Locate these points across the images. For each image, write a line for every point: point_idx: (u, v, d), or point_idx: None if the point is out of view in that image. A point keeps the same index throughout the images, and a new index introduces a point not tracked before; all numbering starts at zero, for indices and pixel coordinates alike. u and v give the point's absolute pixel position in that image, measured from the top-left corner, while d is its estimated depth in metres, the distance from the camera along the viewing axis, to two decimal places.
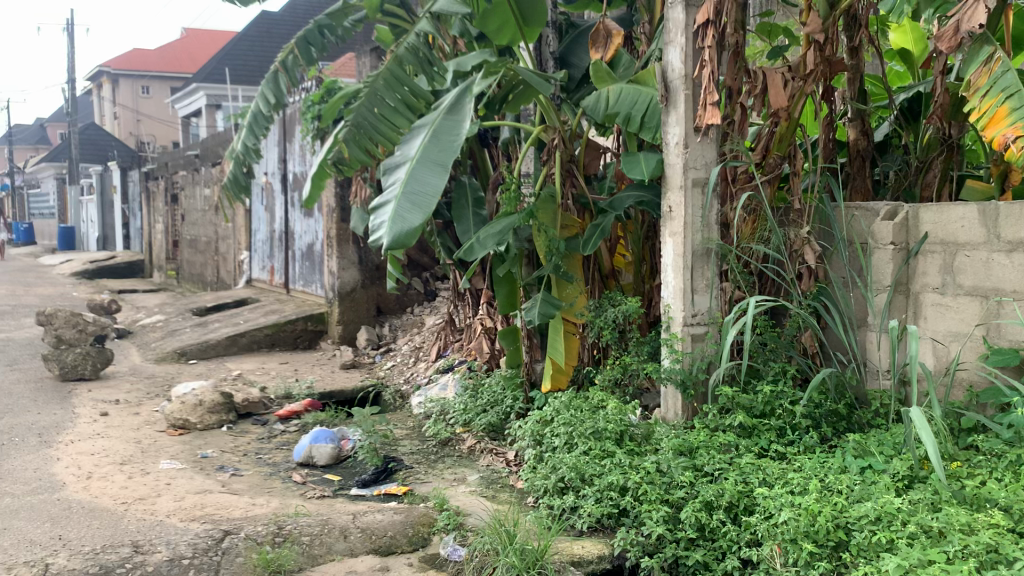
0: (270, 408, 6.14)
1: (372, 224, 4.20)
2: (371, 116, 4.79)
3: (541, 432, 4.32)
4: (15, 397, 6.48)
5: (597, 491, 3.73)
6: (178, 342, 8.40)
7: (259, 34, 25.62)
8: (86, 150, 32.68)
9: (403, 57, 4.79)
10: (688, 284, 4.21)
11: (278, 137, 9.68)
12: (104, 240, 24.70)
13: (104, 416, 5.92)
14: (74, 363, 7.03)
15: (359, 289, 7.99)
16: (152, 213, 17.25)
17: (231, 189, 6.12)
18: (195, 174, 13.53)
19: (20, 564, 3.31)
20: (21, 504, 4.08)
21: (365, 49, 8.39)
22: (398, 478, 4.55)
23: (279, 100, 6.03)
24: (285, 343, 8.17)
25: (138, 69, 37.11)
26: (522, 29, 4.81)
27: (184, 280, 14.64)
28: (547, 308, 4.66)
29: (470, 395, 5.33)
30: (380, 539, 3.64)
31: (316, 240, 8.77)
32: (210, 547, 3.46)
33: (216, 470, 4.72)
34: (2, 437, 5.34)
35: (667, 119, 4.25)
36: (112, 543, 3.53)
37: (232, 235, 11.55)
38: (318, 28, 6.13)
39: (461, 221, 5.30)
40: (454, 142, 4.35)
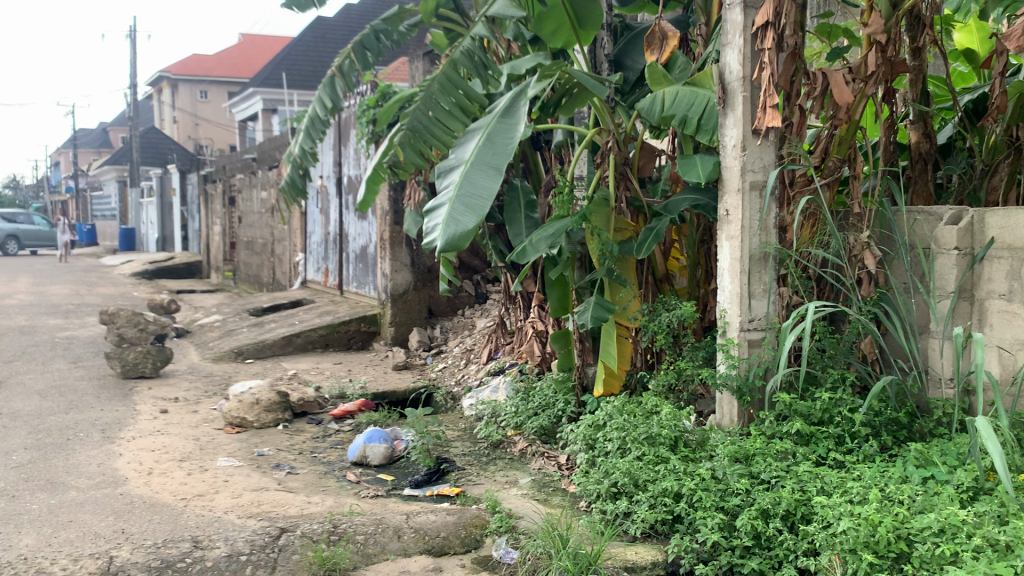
0: (324, 407, 6.21)
1: (426, 227, 4.23)
2: (425, 119, 4.81)
3: (594, 436, 4.31)
4: (79, 393, 6.66)
5: (651, 497, 3.70)
6: (235, 342, 8.56)
7: (314, 40, 26.03)
8: (146, 153, 33.51)
9: (458, 61, 4.81)
10: (745, 288, 4.16)
11: (333, 141, 9.80)
12: (163, 241, 25.30)
13: (163, 413, 6.05)
14: (135, 361, 7.20)
15: (411, 291, 8.06)
16: (210, 216, 17.61)
17: (288, 193, 6.16)
18: (252, 177, 13.78)
19: (85, 556, 3.40)
20: (85, 498, 4.19)
21: (418, 54, 8.47)
22: (450, 480, 4.57)
23: (336, 104, 6.05)
24: (339, 344, 8.27)
25: (197, 75, 37.94)
26: (577, 33, 4.80)
27: (240, 281, 14.92)
28: (600, 312, 4.61)
29: (521, 398, 5.33)
30: (433, 540, 3.66)
31: (369, 242, 8.87)
32: (267, 544, 3.51)
33: (272, 467, 4.80)
34: (67, 432, 5.49)
35: (725, 121, 4.20)
36: (173, 538, 3.61)
37: (287, 238, 11.74)
38: (373, 33, 6.25)
39: (512, 224, 5.29)
40: (508, 145, 4.35)
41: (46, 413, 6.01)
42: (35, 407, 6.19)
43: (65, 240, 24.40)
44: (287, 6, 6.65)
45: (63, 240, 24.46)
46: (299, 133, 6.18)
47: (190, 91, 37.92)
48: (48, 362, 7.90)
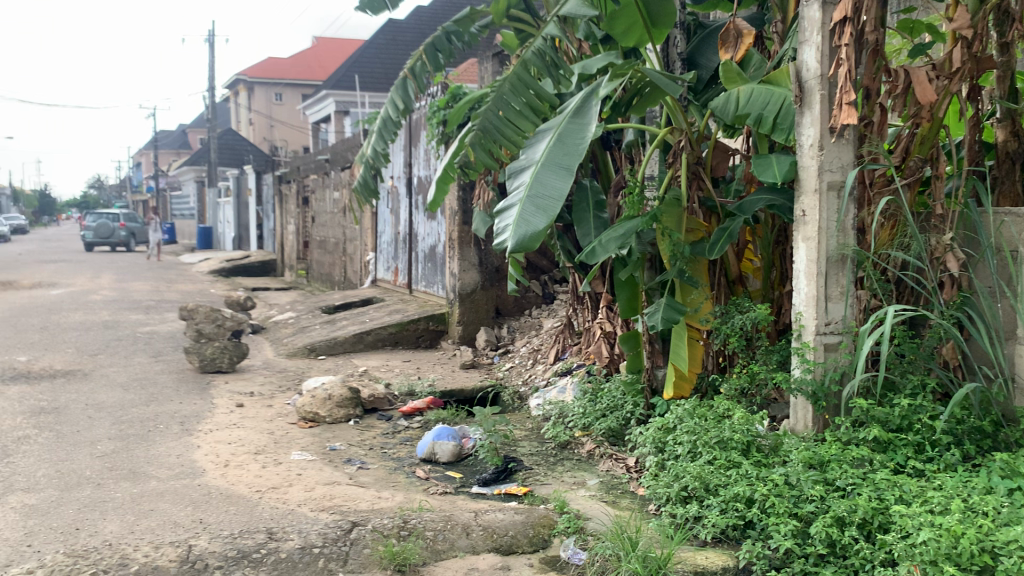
0: (394, 404, 6.28)
1: (497, 227, 4.25)
2: (495, 119, 4.83)
3: (663, 439, 4.27)
4: (160, 386, 6.89)
5: (722, 501, 3.64)
6: (308, 338, 8.74)
7: (386, 42, 26.42)
8: (223, 154, 34.43)
9: (529, 61, 4.81)
10: (821, 291, 4.07)
11: (404, 142, 9.92)
12: (239, 240, 25.95)
13: (239, 407, 6.21)
14: (212, 356, 7.44)
15: (478, 291, 8.09)
16: (284, 215, 18.00)
17: (361, 193, 6.24)
18: (325, 177, 14.05)
19: (166, 544, 3.51)
20: (166, 488, 4.33)
21: (487, 55, 8.51)
22: (517, 479, 4.57)
23: (407, 106, 6.15)
24: (408, 342, 8.36)
25: (272, 78, 38.86)
26: (650, 31, 4.74)
27: (313, 279, 15.21)
28: (671, 313, 4.55)
29: (589, 399, 5.32)
30: (501, 538, 3.67)
31: (438, 242, 8.95)
32: (339, 538, 3.57)
33: (343, 462, 4.88)
34: (148, 424, 5.68)
35: (801, 120, 4.11)
36: (249, 529, 3.70)
37: (359, 237, 11.94)
38: (444, 34, 6.25)
39: (582, 224, 5.25)
40: (579, 145, 4.33)
41: (129, 405, 6.23)
42: (118, 399, 6.42)
43: (152, 239, 25.30)
44: (361, 9, 6.75)
45: (150, 239, 25.33)
46: (372, 135, 6.28)
47: (265, 94, 38.89)
48: (130, 356, 8.18)
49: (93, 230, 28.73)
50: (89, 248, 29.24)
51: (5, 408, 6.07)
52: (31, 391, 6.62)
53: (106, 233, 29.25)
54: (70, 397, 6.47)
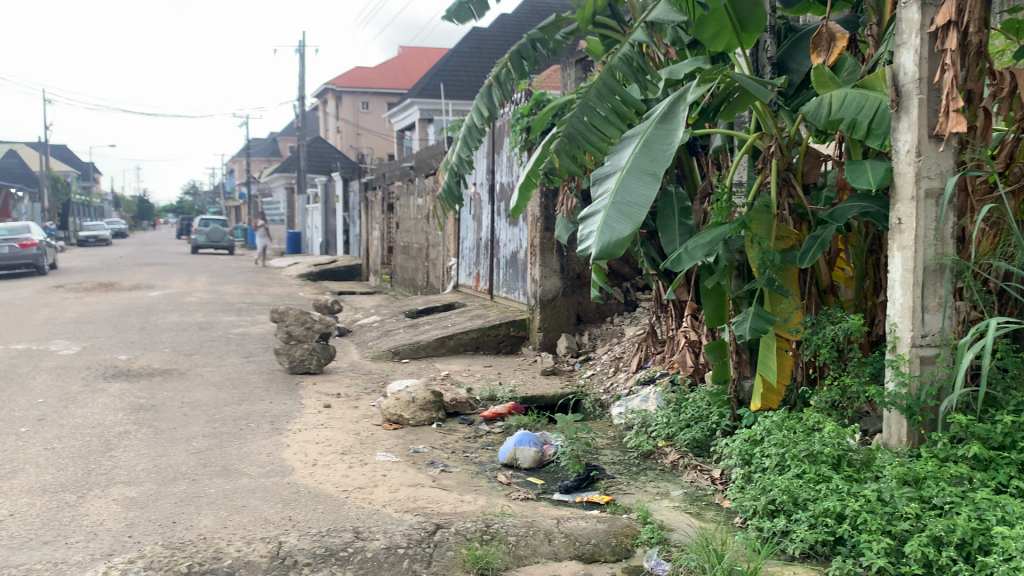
0: (476, 409, 6.32)
1: (581, 233, 4.25)
2: (580, 125, 4.82)
3: (751, 451, 4.19)
4: (251, 386, 7.11)
5: (811, 516, 3.55)
6: (392, 342, 8.89)
7: (470, 50, 26.75)
8: (311, 161, 35.36)
9: (617, 68, 4.79)
10: (918, 302, 3.92)
11: (488, 149, 10.00)
12: (325, 245, 26.59)
13: (326, 408, 6.36)
14: (301, 357, 7.64)
15: (559, 297, 8.07)
16: (369, 221, 18.36)
17: (446, 199, 6.29)
18: (409, 184, 14.30)
19: (258, 540, 3.62)
20: (256, 485, 4.46)
21: (570, 61, 8.52)
22: (600, 487, 4.54)
23: (492, 113, 6.19)
24: (489, 347, 8.42)
25: (359, 87, 39.78)
26: (739, 35, 4.66)
27: (396, 284, 15.47)
28: (759, 323, 4.46)
29: (673, 408, 5.26)
30: (583, 546, 3.64)
31: (520, 248, 8.98)
32: (424, 539, 3.62)
33: (426, 464, 4.95)
34: (239, 423, 5.86)
35: (898, 125, 3.97)
36: (336, 527, 3.78)
37: (441, 243, 12.08)
38: (530, 41, 6.27)
39: (666, 231, 5.19)
40: (666, 151, 4.29)
41: (223, 403, 6.45)
42: (212, 398, 6.64)
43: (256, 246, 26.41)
44: (448, 18, 6.83)
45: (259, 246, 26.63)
46: (457, 143, 6.35)
47: (352, 102, 39.82)
48: (223, 356, 8.46)
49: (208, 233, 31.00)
50: (196, 251, 31.09)
51: (108, 403, 6.36)
52: (132, 389, 6.91)
53: (217, 236, 31.32)
54: (167, 394, 6.73)
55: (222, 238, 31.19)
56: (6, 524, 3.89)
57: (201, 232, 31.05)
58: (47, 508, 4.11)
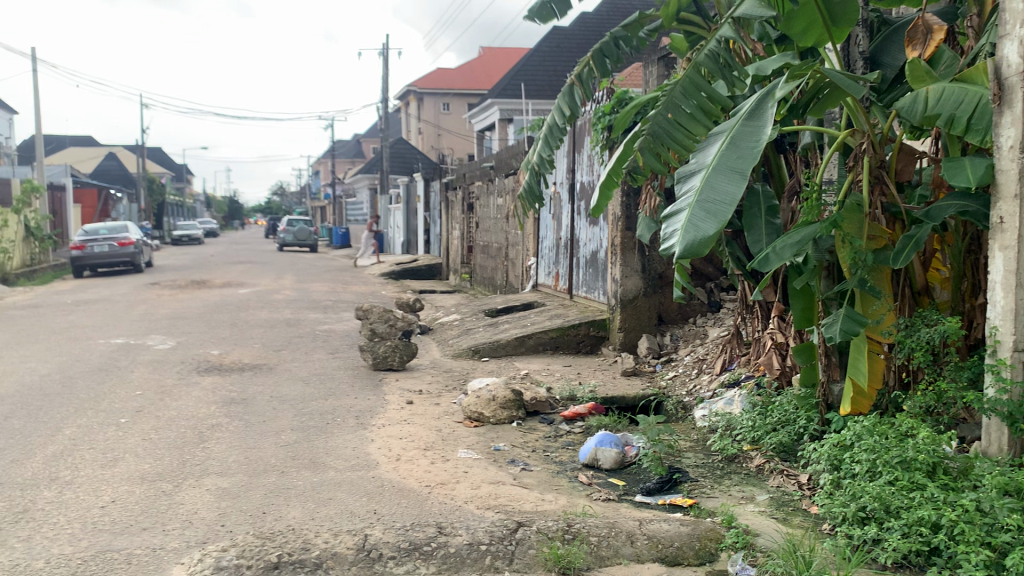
0: (556, 408, 6.30)
1: (665, 232, 4.20)
2: (665, 122, 4.77)
3: (840, 457, 4.06)
4: (337, 382, 7.27)
5: (904, 525, 3.43)
6: (473, 340, 8.97)
7: (551, 49, 26.76)
8: (394, 162, 35.96)
9: (704, 64, 4.72)
10: (1021, 304, 3.76)
11: (568, 148, 10.00)
12: (407, 244, 27.00)
13: (409, 404, 6.46)
14: (384, 354, 7.77)
15: (640, 297, 7.99)
16: (450, 221, 18.55)
17: (526, 198, 6.26)
18: (489, 184, 14.41)
19: (344, 532, 3.70)
20: (342, 478, 4.57)
21: (652, 59, 8.44)
22: (683, 490, 4.48)
23: (574, 112, 6.15)
24: (569, 347, 8.41)
25: (440, 88, 40.28)
26: (830, 30, 4.54)
27: (476, 283, 15.59)
28: (850, 325, 4.32)
29: (759, 412, 5.16)
30: (666, 549, 3.60)
31: (600, 247, 8.93)
32: (505, 537, 3.64)
33: (507, 462, 4.97)
34: (325, 417, 6.00)
35: (1000, 120, 3.81)
36: (419, 522, 3.84)
37: (521, 242, 12.11)
38: (613, 40, 6.24)
39: (753, 230, 5.07)
40: (754, 149, 4.21)
41: (310, 398, 6.62)
42: (299, 392, 6.82)
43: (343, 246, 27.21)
44: (530, 18, 6.85)
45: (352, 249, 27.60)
46: (538, 142, 6.32)
47: (433, 104, 40.39)
48: (310, 352, 8.67)
49: (294, 234, 32.68)
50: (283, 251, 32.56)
51: (202, 396, 6.60)
52: (223, 382, 7.15)
53: (304, 236, 32.71)
54: (257, 388, 6.94)
55: (307, 237, 32.56)
56: (109, 510, 4.08)
57: (288, 233, 32.82)
58: (146, 496, 4.29)
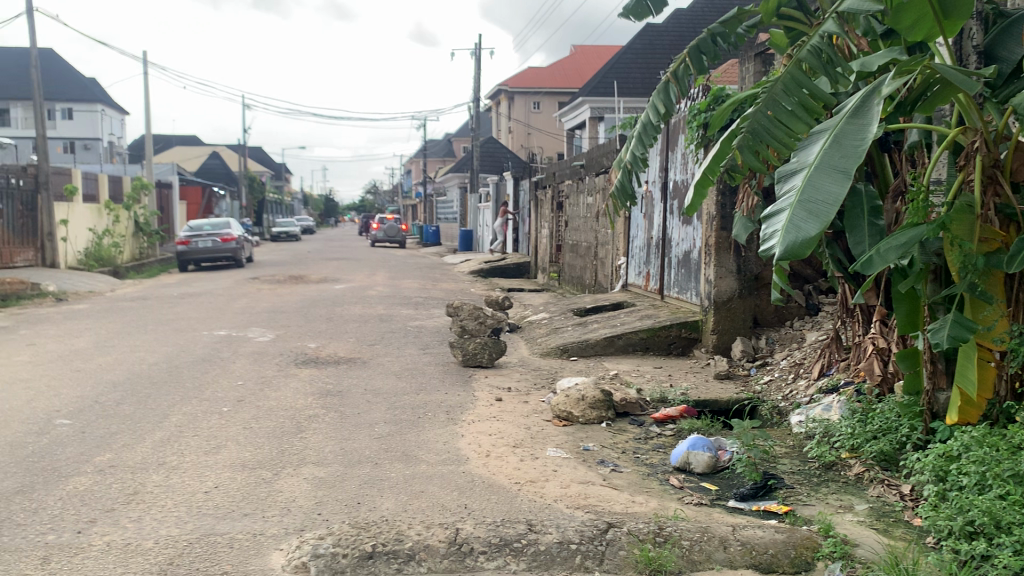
0: (646, 410, 6.24)
1: (765, 232, 4.11)
2: (764, 119, 4.66)
3: (946, 468, 3.91)
4: (428, 377, 7.38)
5: (1016, 541, 3.26)
6: (562, 339, 8.98)
7: (643, 47, 26.34)
8: (484, 161, 36.27)
9: (806, 60, 4.62)
10: None
11: (662, 147, 9.90)
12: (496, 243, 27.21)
13: (498, 401, 6.51)
14: (474, 351, 7.84)
15: (735, 299, 7.85)
16: (539, 219, 18.59)
17: (619, 198, 6.19)
18: (579, 183, 14.40)
19: (436, 525, 3.76)
20: (434, 471, 4.64)
21: (749, 55, 8.28)
22: (778, 497, 4.39)
23: (669, 110, 6.06)
24: (659, 348, 8.31)
25: (531, 87, 40.44)
26: (942, 24, 4.32)
27: (564, 282, 15.60)
28: (959, 331, 4.14)
29: (858, 419, 5.00)
30: (760, 556, 3.52)
31: (694, 247, 8.79)
32: (596, 537, 3.63)
33: (597, 463, 4.95)
34: (417, 411, 6.10)
35: None
36: (510, 519, 3.86)
37: (611, 242, 12.05)
38: (710, 36, 6.15)
39: (855, 231, 4.89)
40: (859, 147, 4.08)
41: (402, 392, 6.75)
42: (392, 386, 6.95)
43: None
44: (625, 15, 6.80)
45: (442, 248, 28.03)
46: (631, 141, 6.24)
47: (524, 103, 40.67)
48: (402, 347, 8.83)
49: (385, 232, 33.68)
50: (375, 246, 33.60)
51: (299, 388, 6.79)
52: (320, 375, 7.35)
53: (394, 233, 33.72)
54: (351, 381, 7.11)
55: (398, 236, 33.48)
56: (212, 495, 4.24)
57: (379, 232, 33.76)
58: (247, 483, 4.44)
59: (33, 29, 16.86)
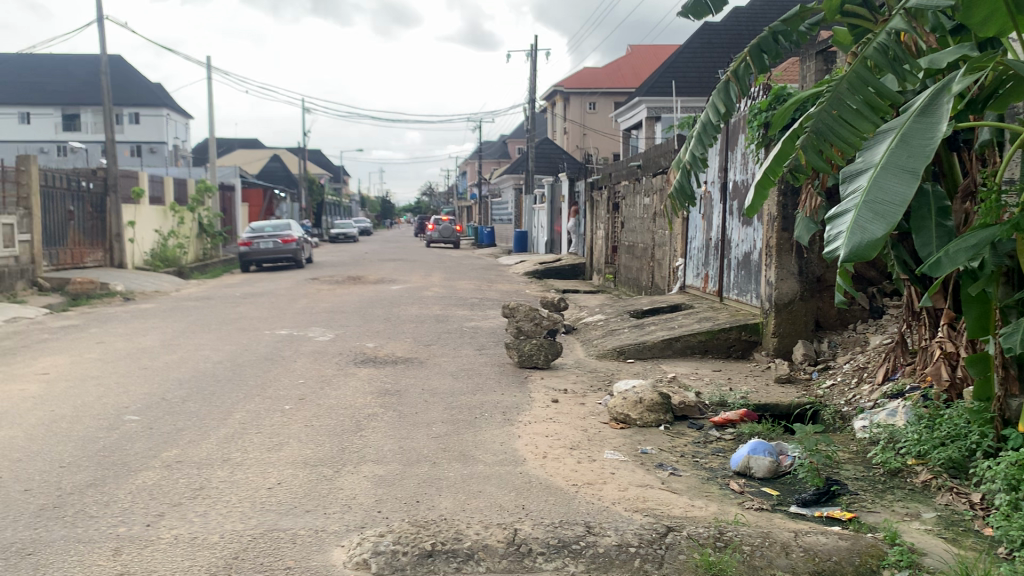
0: (705, 413, 6.17)
1: (830, 234, 4.04)
2: (828, 118, 4.58)
3: (1020, 478, 3.79)
4: (484, 377, 7.42)
5: None
6: (618, 341, 8.94)
7: (701, 45, 26.09)
8: (539, 162, 36.30)
9: (871, 57, 4.53)
10: None
11: (721, 147, 9.80)
12: (550, 244, 27.20)
13: (555, 402, 6.51)
14: (530, 352, 7.86)
15: (797, 301, 7.71)
16: (595, 220, 18.54)
17: (678, 199, 6.12)
18: (636, 184, 14.32)
19: (494, 525, 3.77)
20: (492, 471, 4.66)
21: (810, 53, 8.15)
22: (841, 503, 4.30)
23: (729, 109, 5.97)
24: (718, 351, 8.22)
25: (587, 88, 40.39)
26: (1016, 19, 4.19)
27: (620, 283, 15.53)
28: None
29: (925, 425, 4.87)
30: (824, 562, 3.45)
31: (754, 249, 8.67)
32: (655, 540, 3.60)
33: (655, 466, 4.92)
34: (475, 411, 6.13)
35: None
36: (568, 520, 3.86)
37: (668, 243, 11.96)
38: (772, 35, 6.08)
39: (921, 233, 4.78)
40: (928, 146, 3.98)
41: (459, 392, 6.79)
42: (449, 387, 7.00)
43: None
44: (685, 14, 6.76)
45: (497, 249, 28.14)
46: (691, 140, 6.18)
47: (580, 103, 40.68)
48: (458, 348, 8.89)
49: (439, 233, 33.96)
50: (430, 246, 33.92)
51: (358, 387, 6.89)
52: (378, 374, 7.44)
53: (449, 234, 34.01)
54: (409, 381, 7.19)
55: (452, 236, 33.77)
56: (275, 491, 4.33)
57: (434, 232, 34.06)
58: (308, 479, 4.52)
59: (104, 38, 17.42)
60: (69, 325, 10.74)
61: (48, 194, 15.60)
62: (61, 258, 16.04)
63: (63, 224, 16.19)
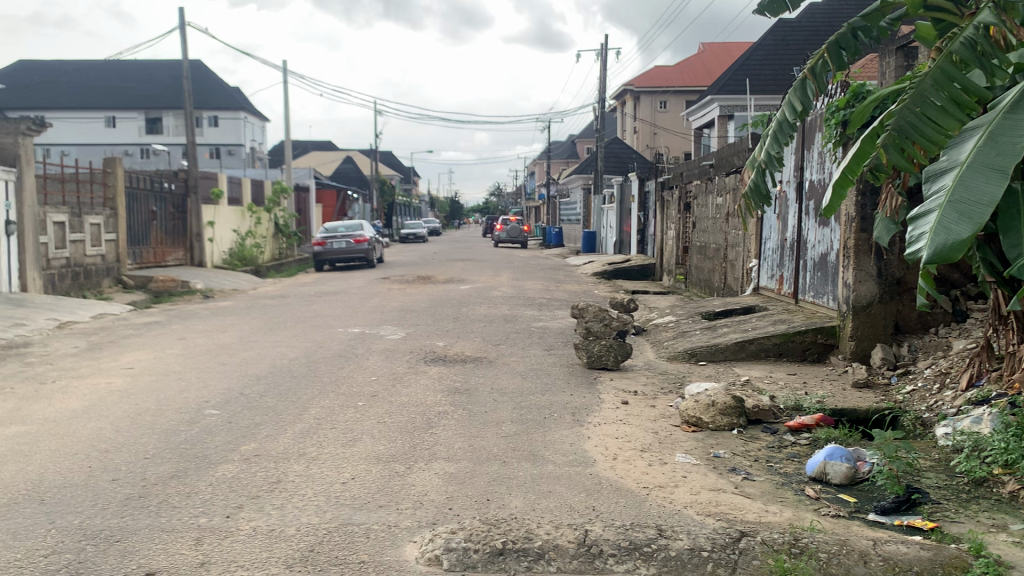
0: (780, 417, 6.06)
1: (912, 234, 3.91)
2: (911, 116, 4.46)
3: None
4: (554, 378, 7.42)
5: None
6: (690, 342, 8.84)
7: (776, 42, 25.64)
8: (608, 162, 36.13)
9: (957, 52, 4.37)
10: None
11: (797, 146, 9.62)
12: (619, 244, 27.05)
13: (625, 404, 6.48)
14: (599, 353, 7.83)
15: (876, 303, 7.51)
16: (665, 221, 18.38)
17: (753, 198, 6.01)
18: (708, 184, 14.15)
19: (565, 525, 3.78)
20: (562, 472, 4.67)
21: (890, 48, 7.93)
22: (923, 512, 4.18)
23: (806, 107, 5.82)
24: (793, 354, 8.06)
25: (657, 87, 40.05)
26: None
27: (691, 284, 15.36)
28: None
29: (1013, 433, 4.69)
30: (904, 572, 3.35)
31: (831, 250, 8.48)
32: (728, 545, 3.56)
33: (728, 470, 4.85)
34: (544, 412, 6.14)
35: None
36: (640, 523, 3.84)
37: (741, 244, 11.78)
38: (851, 31, 5.93)
39: (1010, 233, 4.47)
40: (1017, 145, 3.84)
41: (529, 392, 6.81)
42: (518, 386, 7.02)
43: None
44: (760, 11, 6.64)
45: None
46: (766, 139, 6.06)
47: (651, 101, 40.41)
48: (527, 348, 8.91)
49: (507, 233, 34.10)
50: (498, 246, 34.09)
51: (429, 385, 6.97)
52: (448, 372, 7.51)
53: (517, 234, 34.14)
54: (478, 380, 7.24)
55: (520, 236, 33.87)
56: (350, 486, 4.41)
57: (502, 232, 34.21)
58: (382, 475, 4.60)
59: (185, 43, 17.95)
60: (152, 321, 11.11)
61: (132, 195, 16.15)
62: (144, 257, 16.58)
63: (146, 224, 16.74)
